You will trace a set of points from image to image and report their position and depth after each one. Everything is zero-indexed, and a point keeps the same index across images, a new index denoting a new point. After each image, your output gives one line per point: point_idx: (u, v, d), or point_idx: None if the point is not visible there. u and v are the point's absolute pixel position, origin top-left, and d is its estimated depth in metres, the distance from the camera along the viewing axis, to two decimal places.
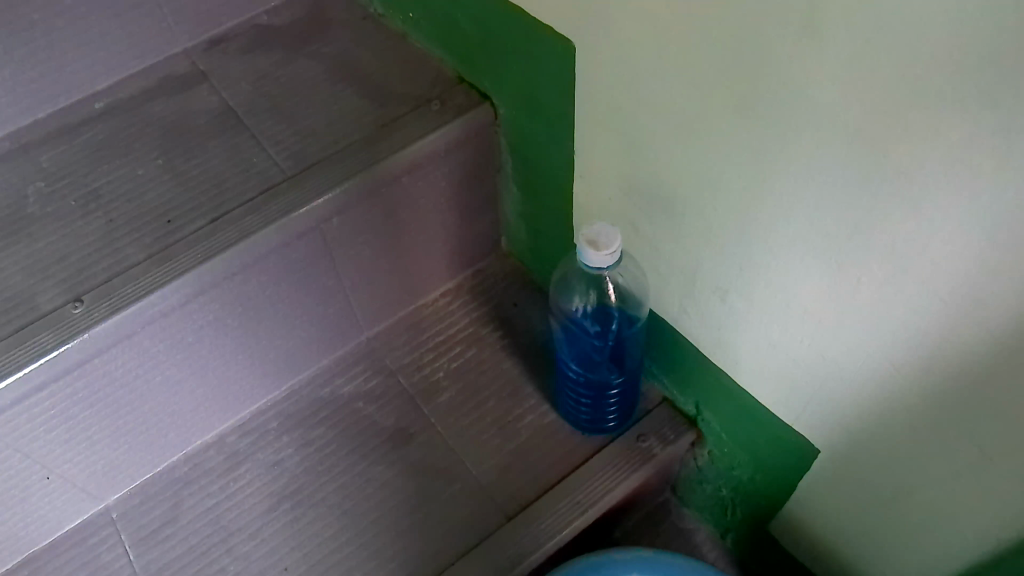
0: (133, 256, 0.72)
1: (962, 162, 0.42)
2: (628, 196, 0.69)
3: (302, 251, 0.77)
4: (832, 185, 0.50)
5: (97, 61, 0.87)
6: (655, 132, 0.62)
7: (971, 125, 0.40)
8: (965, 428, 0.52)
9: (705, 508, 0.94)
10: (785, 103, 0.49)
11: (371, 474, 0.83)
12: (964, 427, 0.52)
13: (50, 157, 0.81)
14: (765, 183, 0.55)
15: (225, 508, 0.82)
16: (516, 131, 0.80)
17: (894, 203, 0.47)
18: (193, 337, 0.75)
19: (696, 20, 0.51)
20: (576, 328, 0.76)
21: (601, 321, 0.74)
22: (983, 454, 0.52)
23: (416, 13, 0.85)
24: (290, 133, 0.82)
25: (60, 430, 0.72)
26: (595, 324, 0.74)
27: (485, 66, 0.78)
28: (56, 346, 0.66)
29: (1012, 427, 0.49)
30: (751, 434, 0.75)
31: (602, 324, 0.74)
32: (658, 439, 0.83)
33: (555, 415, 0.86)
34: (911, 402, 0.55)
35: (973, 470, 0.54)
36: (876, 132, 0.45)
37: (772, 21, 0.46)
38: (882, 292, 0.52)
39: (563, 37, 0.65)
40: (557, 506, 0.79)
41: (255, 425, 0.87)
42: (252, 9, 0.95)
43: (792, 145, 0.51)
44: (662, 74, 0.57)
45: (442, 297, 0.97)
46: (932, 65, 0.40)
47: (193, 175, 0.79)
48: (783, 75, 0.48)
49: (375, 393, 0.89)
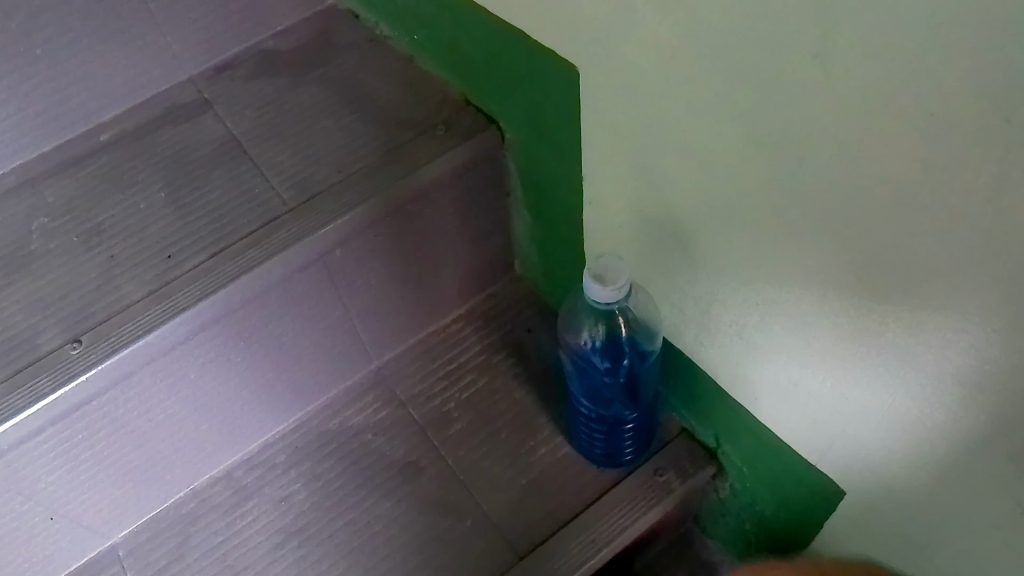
0: (134, 294, 0.71)
1: (994, 202, 0.38)
2: (639, 223, 0.66)
3: (305, 283, 0.75)
4: (849, 218, 0.46)
5: (103, 92, 0.86)
6: (665, 161, 0.58)
7: (1003, 163, 0.36)
8: (1000, 482, 0.47)
9: (729, 541, 0.90)
10: (793, 132, 0.46)
11: (380, 509, 0.81)
12: (997, 480, 0.48)
13: (53, 191, 0.81)
14: (777, 214, 0.51)
15: (232, 545, 0.80)
16: (524, 155, 0.77)
17: (920, 244, 0.43)
18: (196, 375, 0.74)
19: (701, 43, 0.48)
20: (586, 364, 0.72)
21: (613, 358, 0.70)
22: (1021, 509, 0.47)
23: (422, 35, 0.83)
24: (294, 162, 0.80)
25: (61, 471, 0.71)
26: (606, 359, 0.70)
27: (492, 90, 0.75)
28: (53, 390, 0.65)
29: None
30: (774, 471, 0.71)
31: (613, 360, 0.70)
32: (676, 473, 0.79)
33: (569, 448, 0.83)
34: (940, 451, 0.51)
35: (1011, 527, 0.49)
36: (896, 167, 0.41)
37: (780, 45, 0.43)
38: (905, 333, 0.48)
39: (568, 62, 0.62)
40: (570, 543, 0.76)
41: (262, 459, 0.86)
42: (258, 33, 0.93)
43: (805, 175, 0.47)
44: (667, 100, 0.54)
45: (454, 322, 0.94)
46: (959, 98, 0.36)
47: (195, 208, 0.77)
48: (791, 103, 0.45)
49: (385, 424, 0.87)
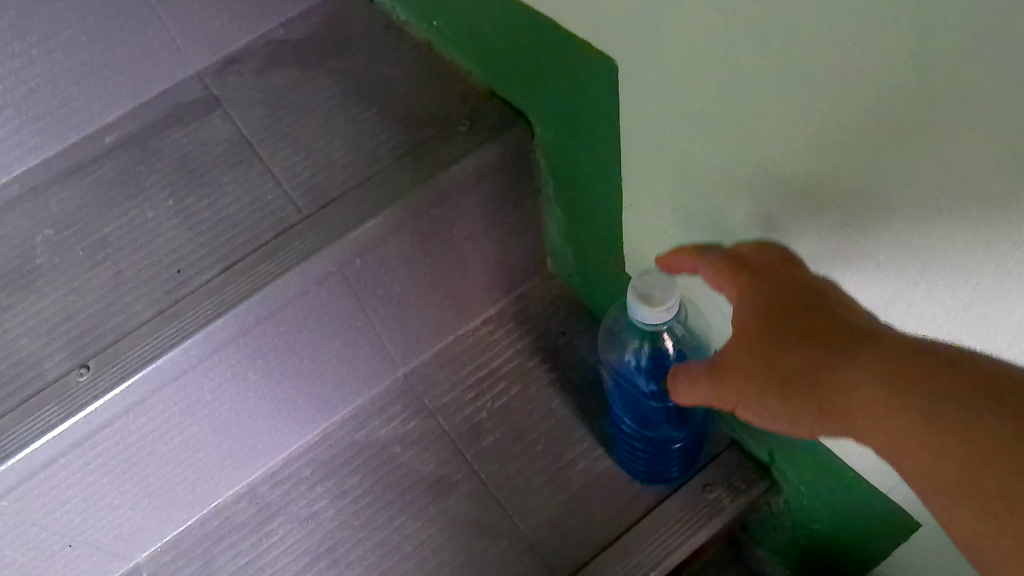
0: (143, 313, 0.67)
1: None
2: (687, 230, 0.60)
3: (325, 295, 0.70)
4: (939, 230, 0.39)
5: (105, 93, 0.82)
6: (715, 163, 0.52)
7: None
8: None
9: (780, 553, 0.85)
10: (867, 131, 0.39)
11: (411, 528, 0.77)
12: None
13: (59, 201, 0.76)
14: (848, 223, 0.44)
15: (258, 567, 0.77)
16: (557, 152, 0.71)
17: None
18: (212, 396, 0.70)
19: (752, 30, 0.41)
20: (628, 387, 0.65)
21: (655, 380, 0.63)
22: None
23: (441, 21, 0.76)
24: (308, 164, 0.75)
25: (77, 500, 0.68)
26: (650, 384, 0.63)
27: (518, 79, 0.68)
28: (61, 421, 0.61)
29: None
30: (837, 494, 0.65)
31: (658, 384, 0.63)
32: (726, 489, 0.74)
33: (610, 461, 0.78)
34: None
35: None
36: (998, 172, 0.34)
37: (847, 30, 0.36)
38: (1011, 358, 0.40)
39: (605, 54, 0.55)
40: (614, 567, 0.71)
41: (287, 474, 0.82)
42: (267, 22, 0.87)
43: (881, 180, 0.40)
44: (714, 93, 0.47)
45: (485, 325, 0.88)
46: None
47: (205, 217, 0.73)
48: (864, 97, 0.38)
49: (413, 437, 0.82)
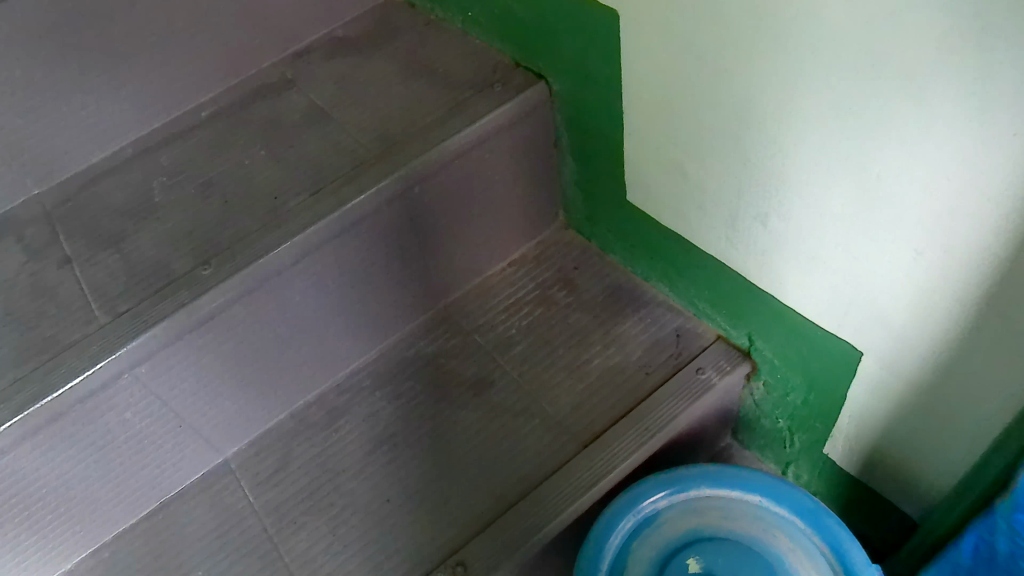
0: (250, 226, 0.85)
1: (932, 93, 0.54)
2: (672, 145, 0.81)
3: (390, 217, 0.88)
4: (837, 99, 0.61)
5: (202, 75, 1.00)
6: (694, 75, 0.72)
7: (938, 70, 0.53)
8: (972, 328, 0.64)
9: (766, 446, 1.00)
10: (792, 45, 0.61)
11: (458, 416, 0.93)
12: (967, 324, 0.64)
13: (168, 156, 0.95)
14: (786, 108, 0.65)
15: (330, 453, 0.92)
16: (572, 104, 0.92)
17: (892, 117, 0.58)
18: (300, 297, 0.87)
19: None
20: None
21: None
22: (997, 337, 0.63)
23: (474, 12, 0.98)
24: (373, 120, 0.94)
25: (192, 379, 0.83)
26: None
27: (541, 46, 0.90)
28: (192, 299, 0.78)
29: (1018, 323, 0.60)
30: (802, 354, 0.84)
31: None
32: (715, 370, 0.91)
33: (620, 358, 0.95)
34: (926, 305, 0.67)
35: (992, 352, 0.64)
36: (867, 66, 0.57)
37: None
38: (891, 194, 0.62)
39: (609, 7, 0.77)
40: (626, 432, 0.88)
41: (351, 384, 0.98)
42: (329, 25, 1.08)
43: (804, 79, 0.62)
44: (698, 22, 0.68)
45: (509, 266, 1.07)
46: (912, 19, 0.52)
47: (293, 160, 0.91)
48: (796, 27, 0.60)
49: (455, 350, 0.99)
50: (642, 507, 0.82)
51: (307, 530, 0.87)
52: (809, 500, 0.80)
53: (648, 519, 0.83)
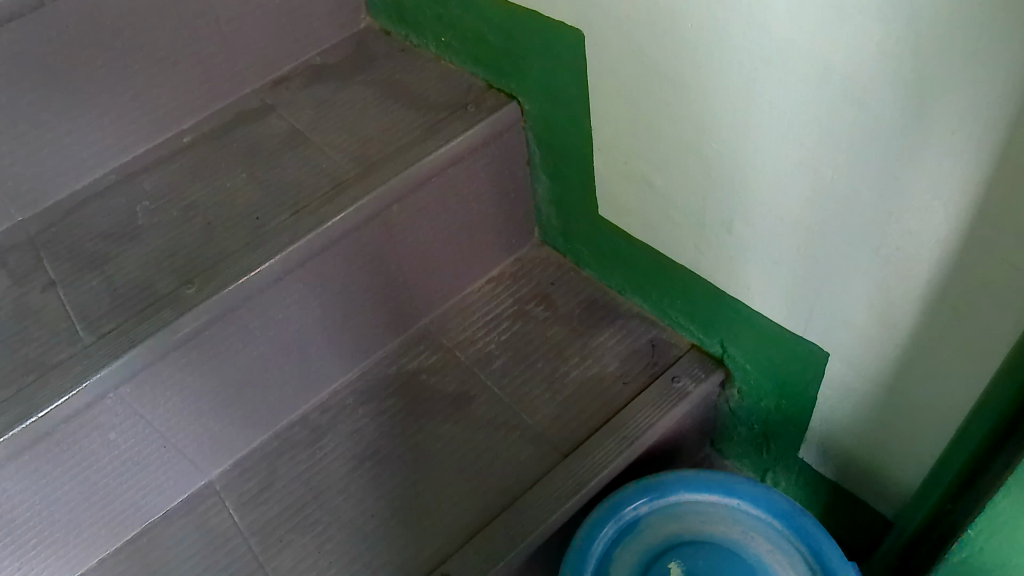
0: (233, 246, 0.87)
1: (874, 97, 0.58)
2: (640, 159, 0.84)
3: (369, 236, 0.91)
4: (789, 108, 0.64)
5: (183, 103, 1.03)
6: (656, 91, 0.76)
7: (879, 76, 0.56)
8: (928, 322, 0.67)
9: (743, 454, 1.03)
10: (745, 59, 0.65)
11: (440, 431, 0.95)
12: (923, 317, 0.68)
13: (151, 182, 0.97)
14: (744, 119, 0.69)
15: (314, 471, 0.93)
16: (543, 123, 0.95)
17: (841, 122, 0.61)
18: (282, 315, 0.88)
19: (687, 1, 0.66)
20: None
21: None
22: (952, 329, 0.66)
23: (447, 37, 1.02)
24: (351, 142, 0.97)
25: (176, 398, 0.84)
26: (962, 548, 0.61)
27: (511, 68, 0.93)
28: (176, 318, 0.80)
29: (969, 314, 0.64)
30: (772, 358, 0.86)
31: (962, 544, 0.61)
32: (691, 379, 0.93)
33: (598, 369, 0.97)
34: (885, 302, 0.70)
35: (949, 344, 0.67)
36: (814, 76, 0.60)
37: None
38: (845, 197, 0.66)
39: (575, 28, 0.80)
40: (605, 441, 0.90)
41: (334, 402, 0.99)
42: (307, 53, 1.12)
43: (758, 91, 0.66)
44: (657, 40, 0.71)
45: (488, 283, 1.09)
46: (852, 31, 0.56)
47: (274, 182, 0.94)
48: (747, 42, 0.63)
49: (436, 366, 1.01)
50: (623, 515, 0.84)
51: (293, 547, 0.87)
52: (785, 501, 0.82)
53: (629, 526, 0.84)
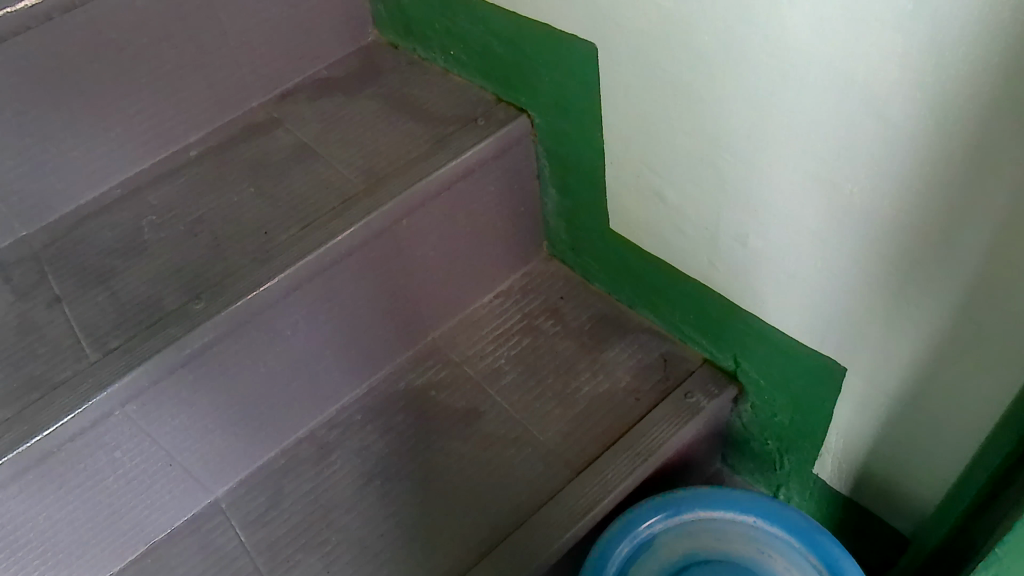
0: (241, 260, 0.86)
1: (896, 110, 0.57)
2: (652, 172, 0.83)
3: (378, 250, 0.90)
4: (807, 121, 0.63)
5: (189, 117, 1.02)
6: (669, 103, 0.75)
7: (901, 89, 0.55)
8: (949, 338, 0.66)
9: (755, 469, 1.01)
10: (762, 73, 0.64)
11: (450, 447, 0.93)
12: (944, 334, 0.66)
13: (157, 197, 0.96)
14: (760, 132, 0.68)
15: (322, 489, 0.92)
16: (553, 136, 0.94)
17: (861, 136, 0.60)
18: (290, 330, 0.87)
19: (703, 14, 0.65)
20: None
21: None
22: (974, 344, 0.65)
23: (455, 50, 1.01)
24: (359, 155, 0.96)
25: (183, 416, 0.83)
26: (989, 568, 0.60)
27: (521, 81, 0.93)
28: (184, 334, 0.79)
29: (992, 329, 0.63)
30: (786, 372, 0.85)
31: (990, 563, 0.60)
32: (704, 394, 0.92)
33: (609, 384, 0.96)
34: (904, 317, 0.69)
35: (970, 360, 0.66)
36: (834, 88, 0.60)
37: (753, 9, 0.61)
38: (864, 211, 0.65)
39: (586, 40, 0.79)
40: (618, 458, 0.88)
41: (341, 418, 0.98)
42: (314, 67, 1.11)
43: (776, 104, 0.65)
44: (671, 54, 0.71)
45: (496, 298, 1.08)
46: (872, 42, 0.55)
47: (281, 197, 0.93)
48: (764, 55, 0.63)
49: (445, 382, 1.00)
50: (638, 533, 0.82)
51: (300, 568, 0.85)
52: (801, 518, 0.81)
53: (644, 544, 0.83)
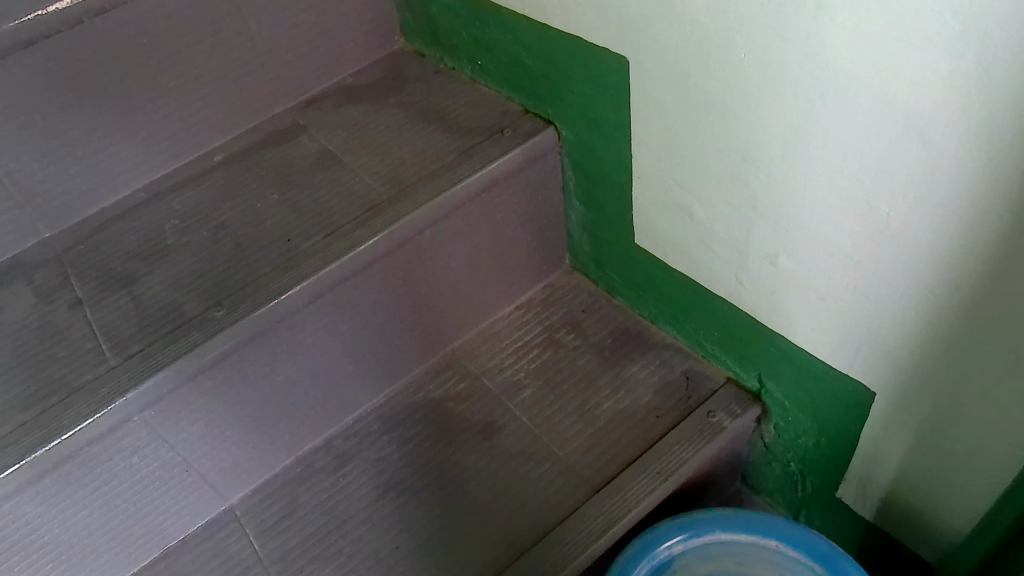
0: (264, 268, 0.85)
1: (938, 133, 0.56)
2: (681, 187, 0.82)
3: (400, 261, 0.89)
4: (845, 141, 0.62)
5: (215, 122, 1.02)
6: (702, 119, 0.74)
7: (944, 112, 0.54)
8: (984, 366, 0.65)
9: (777, 491, 1.00)
10: (800, 92, 0.63)
11: (467, 461, 0.92)
12: (980, 362, 0.65)
13: (181, 201, 0.96)
14: (795, 151, 0.67)
15: (337, 499, 0.91)
16: (579, 148, 0.93)
17: (900, 158, 0.59)
18: (310, 339, 0.86)
19: (741, 32, 0.64)
20: None
21: None
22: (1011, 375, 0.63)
23: (483, 61, 1.01)
24: (384, 164, 0.96)
25: (201, 422, 0.82)
26: None
27: (550, 93, 0.92)
28: (204, 340, 0.78)
29: None
30: (813, 395, 0.84)
31: None
32: (726, 413, 0.91)
33: (629, 401, 0.95)
34: (938, 342, 0.67)
35: (1006, 390, 0.65)
36: (873, 109, 0.59)
37: (793, 28, 0.60)
38: (901, 234, 0.63)
39: (618, 55, 0.79)
40: (638, 476, 0.87)
41: (358, 428, 0.97)
42: (341, 74, 1.11)
43: (813, 123, 0.64)
44: (706, 70, 0.70)
45: (517, 310, 1.07)
46: (917, 64, 0.54)
47: (305, 204, 0.92)
48: (804, 74, 0.62)
49: (464, 394, 0.99)
50: (657, 554, 0.81)
51: None
52: (825, 544, 0.79)
53: (662, 566, 0.81)
